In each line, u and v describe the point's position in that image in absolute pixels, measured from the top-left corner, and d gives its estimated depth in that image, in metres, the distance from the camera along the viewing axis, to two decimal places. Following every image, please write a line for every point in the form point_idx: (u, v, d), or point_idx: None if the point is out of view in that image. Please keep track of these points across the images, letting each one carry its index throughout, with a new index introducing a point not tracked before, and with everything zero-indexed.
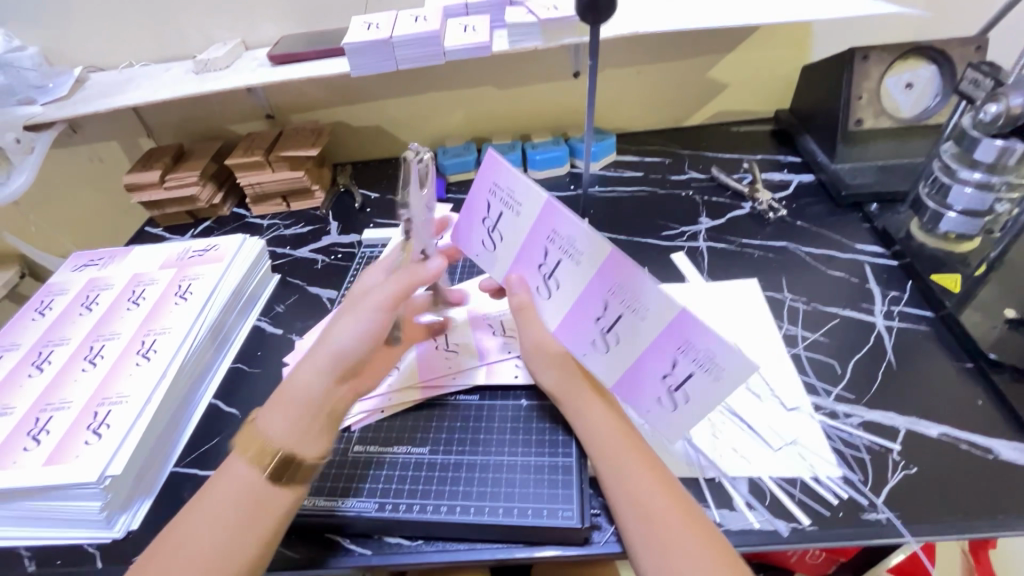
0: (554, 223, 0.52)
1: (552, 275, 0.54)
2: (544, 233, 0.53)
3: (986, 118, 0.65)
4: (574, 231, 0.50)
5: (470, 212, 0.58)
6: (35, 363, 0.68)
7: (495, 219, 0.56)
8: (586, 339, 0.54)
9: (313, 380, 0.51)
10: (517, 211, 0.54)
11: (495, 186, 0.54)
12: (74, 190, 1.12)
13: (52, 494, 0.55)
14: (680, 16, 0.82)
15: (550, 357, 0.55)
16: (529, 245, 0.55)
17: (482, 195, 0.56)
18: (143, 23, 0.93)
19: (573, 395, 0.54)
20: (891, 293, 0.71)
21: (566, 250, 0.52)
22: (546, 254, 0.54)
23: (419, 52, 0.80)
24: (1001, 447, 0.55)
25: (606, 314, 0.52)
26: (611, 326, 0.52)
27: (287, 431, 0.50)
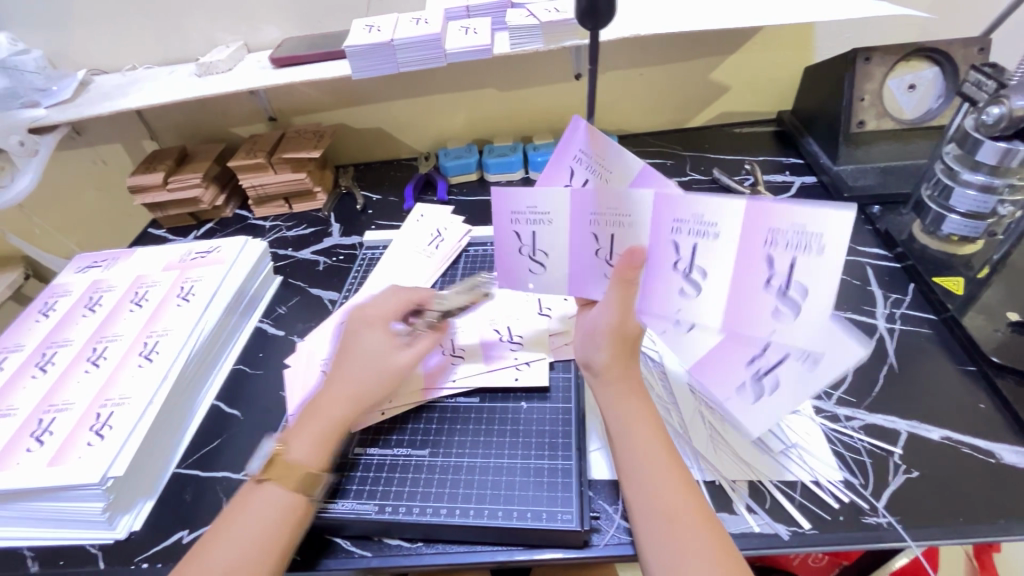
0: (592, 203, 0.53)
1: (612, 254, 0.55)
2: (585, 218, 0.54)
3: (987, 120, 0.64)
4: (692, 206, 0.48)
5: (503, 246, 0.60)
6: (38, 364, 0.69)
7: (530, 241, 0.58)
8: (668, 301, 0.53)
9: (336, 396, 0.55)
10: (548, 219, 0.56)
11: (516, 210, 0.57)
12: (78, 192, 1.13)
13: (55, 495, 0.56)
14: (681, 18, 0.82)
15: (620, 340, 0.52)
16: (577, 240, 0.56)
17: (507, 224, 0.58)
18: (146, 26, 0.93)
19: (620, 382, 0.52)
20: (893, 295, 0.71)
21: (615, 220, 0.52)
22: (597, 239, 0.54)
23: (420, 55, 0.80)
24: (1004, 451, 0.54)
25: (681, 255, 0.50)
26: (690, 265, 0.50)
27: (312, 446, 0.53)
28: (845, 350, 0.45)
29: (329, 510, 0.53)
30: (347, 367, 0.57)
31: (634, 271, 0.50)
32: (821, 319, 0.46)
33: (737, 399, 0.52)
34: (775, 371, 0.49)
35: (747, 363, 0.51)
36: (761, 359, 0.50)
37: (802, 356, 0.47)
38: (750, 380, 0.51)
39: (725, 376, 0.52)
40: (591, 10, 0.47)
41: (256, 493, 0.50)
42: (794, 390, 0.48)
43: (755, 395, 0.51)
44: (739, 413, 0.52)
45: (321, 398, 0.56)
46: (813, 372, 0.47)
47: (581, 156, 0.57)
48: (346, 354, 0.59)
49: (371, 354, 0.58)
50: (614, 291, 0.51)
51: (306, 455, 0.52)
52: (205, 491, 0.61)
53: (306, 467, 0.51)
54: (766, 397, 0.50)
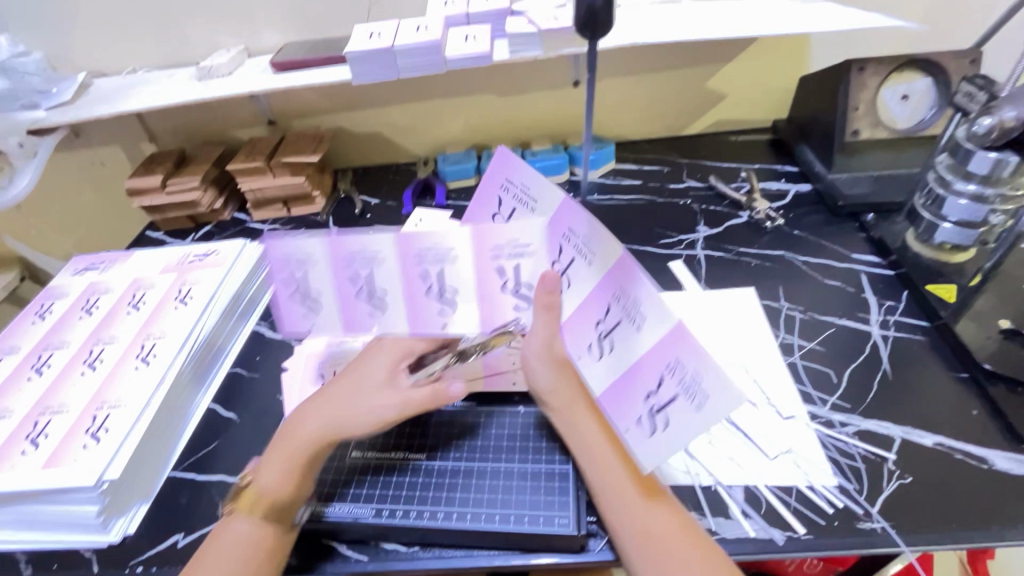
0: (492, 237, 0.52)
1: (520, 285, 0.54)
2: (489, 253, 0.53)
3: (980, 130, 0.65)
4: (587, 228, 0.48)
5: (277, 297, 0.55)
6: (35, 366, 0.68)
7: (302, 285, 0.54)
8: (582, 327, 0.53)
9: (313, 422, 0.53)
10: (313, 263, 0.54)
11: (282, 256, 0.53)
12: (75, 194, 1.13)
13: (49, 498, 0.55)
14: (678, 27, 0.83)
15: (553, 359, 0.52)
16: (482, 278, 0.53)
17: (275, 271, 0.54)
18: (146, 28, 0.94)
19: (569, 405, 0.52)
20: (887, 302, 0.72)
21: (515, 251, 0.53)
22: (502, 272, 0.53)
23: (420, 61, 0.81)
24: (996, 457, 0.55)
25: (560, 258, 0.52)
26: (565, 271, 0.52)
27: (275, 480, 0.51)
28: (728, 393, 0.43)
29: (345, 514, 0.53)
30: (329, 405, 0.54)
31: (552, 295, 0.50)
32: (697, 364, 0.44)
33: (636, 432, 0.50)
34: (667, 409, 0.47)
35: (647, 399, 0.49)
36: (655, 396, 0.48)
37: (689, 398, 0.45)
38: (646, 413, 0.49)
39: (627, 408, 0.50)
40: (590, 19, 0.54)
41: (232, 523, 0.50)
42: (683, 429, 0.46)
43: (650, 430, 0.48)
44: (637, 448, 0.50)
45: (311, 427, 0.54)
46: (699, 414, 0.44)
47: (509, 185, 0.55)
48: (343, 381, 0.56)
49: (362, 389, 0.54)
50: (541, 317, 0.51)
51: (271, 488, 0.51)
52: (201, 495, 0.61)
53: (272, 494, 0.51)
54: (660, 432, 0.48)
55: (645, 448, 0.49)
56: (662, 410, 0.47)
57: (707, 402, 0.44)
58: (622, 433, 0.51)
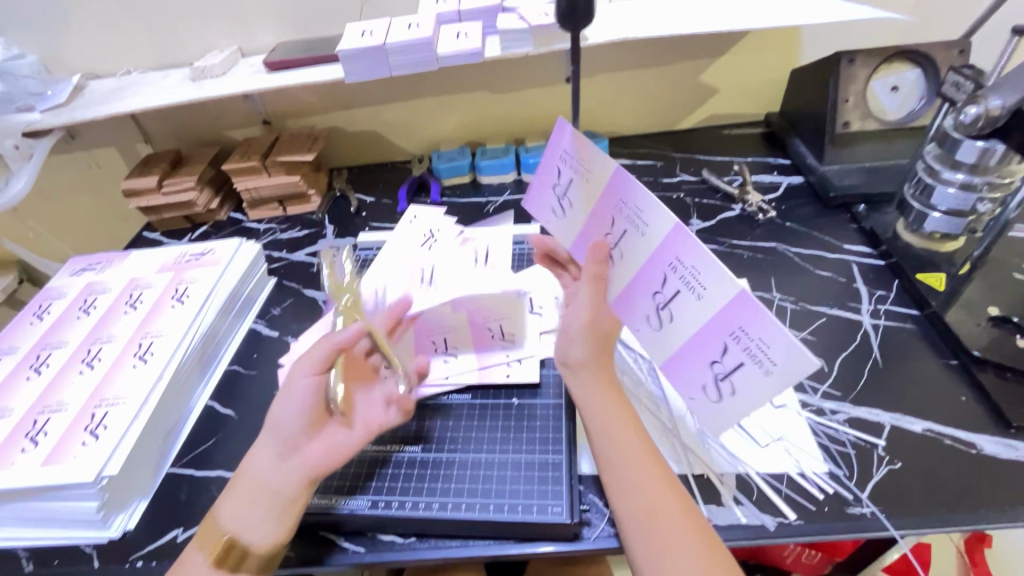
0: (560, 140, 0.57)
1: (565, 194, 0.59)
2: (540, 221, 0.58)
3: (966, 120, 0.64)
4: (643, 202, 0.49)
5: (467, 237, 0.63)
6: (33, 366, 0.69)
7: None
8: (637, 302, 0.54)
9: (260, 462, 0.51)
10: None
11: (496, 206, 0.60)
12: (72, 197, 1.14)
13: (49, 495, 0.56)
14: (668, 22, 0.84)
15: (593, 332, 0.54)
16: (545, 168, 0.61)
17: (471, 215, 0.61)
18: (140, 30, 0.94)
19: (586, 378, 0.54)
20: (878, 292, 0.72)
21: (563, 218, 0.57)
22: (558, 173, 0.59)
23: (412, 58, 0.81)
24: (985, 442, 0.55)
25: (614, 231, 0.54)
26: (617, 243, 0.54)
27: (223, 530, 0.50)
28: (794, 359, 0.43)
29: (342, 507, 0.54)
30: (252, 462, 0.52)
31: (599, 265, 0.55)
32: (761, 333, 0.44)
33: (702, 399, 0.51)
34: (732, 376, 0.48)
35: (710, 366, 0.49)
36: (720, 363, 0.48)
37: (756, 364, 0.45)
38: (711, 381, 0.50)
39: (690, 375, 0.52)
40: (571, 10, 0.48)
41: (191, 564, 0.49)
42: (750, 394, 0.47)
43: (717, 397, 0.50)
44: (704, 412, 0.52)
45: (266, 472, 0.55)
46: (766, 380, 0.45)
47: (565, 155, 0.57)
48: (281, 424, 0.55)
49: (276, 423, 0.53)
50: (588, 288, 0.55)
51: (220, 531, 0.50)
52: (200, 490, 0.61)
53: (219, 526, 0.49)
54: (727, 399, 0.49)
55: (711, 414, 0.51)
56: (727, 377, 0.48)
57: (770, 372, 0.45)
58: (688, 400, 0.53)
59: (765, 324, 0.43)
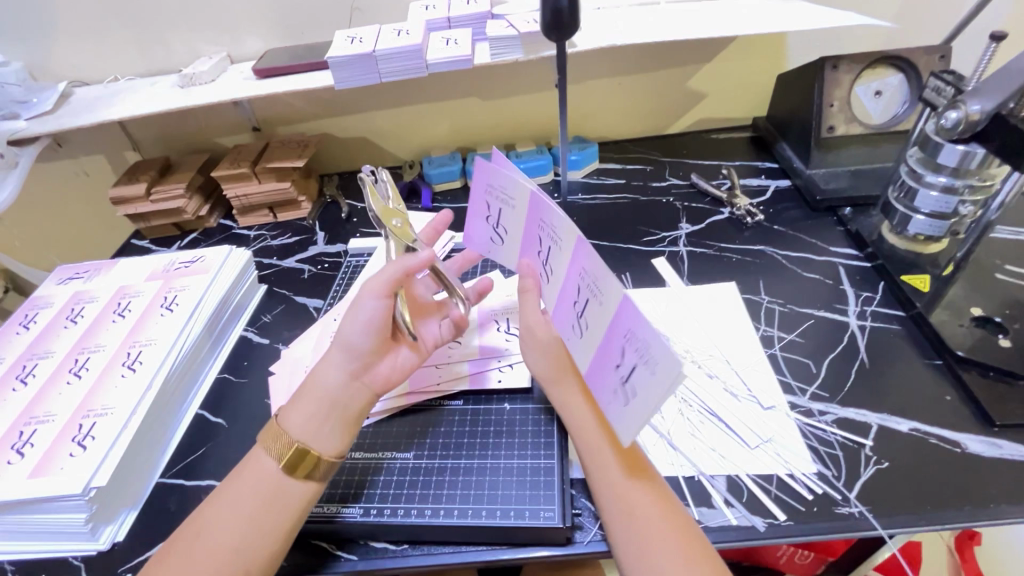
0: (488, 175, 0.59)
1: (499, 225, 0.61)
2: (482, 218, 0.63)
3: (946, 124, 0.65)
4: (552, 216, 0.51)
5: (475, 212, 0.63)
6: (19, 376, 0.68)
7: (496, 214, 0.60)
8: (567, 318, 0.53)
9: (332, 372, 0.54)
10: (512, 203, 0.57)
11: (491, 186, 0.59)
12: (58, 205, 1.12)
13: (35, 507, 0.55)
14: (655, 29, 0.85)
15: (541, 343, 0.56)
16: (475, 204, 0.62)
17: (482, 193, 0.61)
18: (128, 37, 0.94)
19: (558, 383, 0.55)
20: (864, 294, 0.73)
21: (499, 225, 0.61)
22: (489, 206, 0.61)
23: (402, 65, 0.82)
24: (969, 441, 0.56)
25: (542, 246, 0.56)
26: (547, 258, 0.56)
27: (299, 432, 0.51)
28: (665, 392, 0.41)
29: (333, 515, 0.54)
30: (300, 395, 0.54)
31: (529, 279, 0.57)
32: (646, 336, 0.42)
33: (615, 405, 0.48)
34: (632, 377, 0.44)
35: (619, 370, 0.46)
36: (624, 366, 0.46)
37: (645, 366, 0.43)
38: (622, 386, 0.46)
39: (606, 384, 0.48)
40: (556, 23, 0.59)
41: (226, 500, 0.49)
42: (648, 410, 0.48)
43: (634, 409, 0.51)
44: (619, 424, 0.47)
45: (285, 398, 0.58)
46: (653, 383, 0.42)
47: (491, 189, 0.59)
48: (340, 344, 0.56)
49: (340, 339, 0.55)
50: (520, 300, 0.58)
51: (293, 429, 0.51)
52: (190, 500, 0.61)
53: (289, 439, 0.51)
54: (631, 404, 0.45)
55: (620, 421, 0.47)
56: (631, 377, 0.44)
57: (639, 394, 0.44)
58: (609, 409, 0.49)
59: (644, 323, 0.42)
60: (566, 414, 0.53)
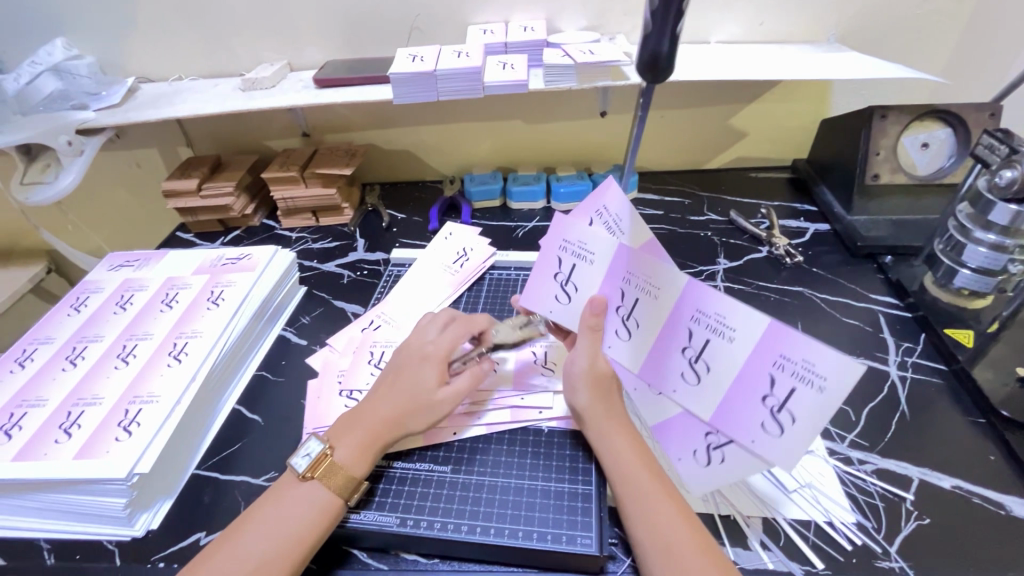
0: (566, 231, 0.58)
1: (568, 280, 0.59)
2: (557, 243, 0.59)
3: (1001, 182, 0.69)
4: (642, 267, 0.53)
5: (542, 269, 0.61)
6: (69, 357, 0.70)
7: (568, 271, 0.59)
8: (667, 377, 0.54)
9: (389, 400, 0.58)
10: (591, 258, 0.57)
11: (567, 240, 0.58)
12: (109, 193, 1.16)
13: (79, 488, 0.56)
14: (706, 68, 0.87)
15: (593, 379, 0.56)
16: (545, 258, 0.61)
17: (555, 250, 0.60)
18: (196, 39, 0.98)
19: (598, 422, 0.55)
20: (905, 344, 0.73)
21: (579, 253, 0.58)
22: (560, 263, 0.60)
23: (459, 86, 0.84)
24: (1014, 504, 0.55)
25: (624, 302, 0.56)
26: (629, 314, 0.56)
27: (356, 453, 0.55)
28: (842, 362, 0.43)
29: (366, 523, 0.54)
30: (398, 387, 0.59)
31: (599, 318, 0.56)
32: (803, 348, 0.45)
33: (691, 462, 0.53)
34: (789, 406, 0.46)
35: (763, 403, 0.48)
36: (772, 396, 0.47)
37: (807, 384, 0.45)
38: (767, 418, 0.48)
39: (742, 420, 0.49)
40: (653, 63, 0.43)
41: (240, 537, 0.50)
42: (743, 466, 0.50)
43: (706, 462, 0.52)
44: (769, 457, 0.48)
45: (425, 349, 0.61)
46: (824, 396, 0.44)
47: (566, 244, 0.59)
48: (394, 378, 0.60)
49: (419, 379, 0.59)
50: (585, 337, 0.57)
51: (350, 460, 0.54)
52: (224, 494, 0.62)
53: (350, 472, 0.54)
54: (789, 431, 0.46)
55: (699, 477, 0.52)
56: (783, 408, 0.46)
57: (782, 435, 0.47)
58: (747, 445, 0.49)
59: (798, 339, 0.44)
60: (602, 448, 0.54)
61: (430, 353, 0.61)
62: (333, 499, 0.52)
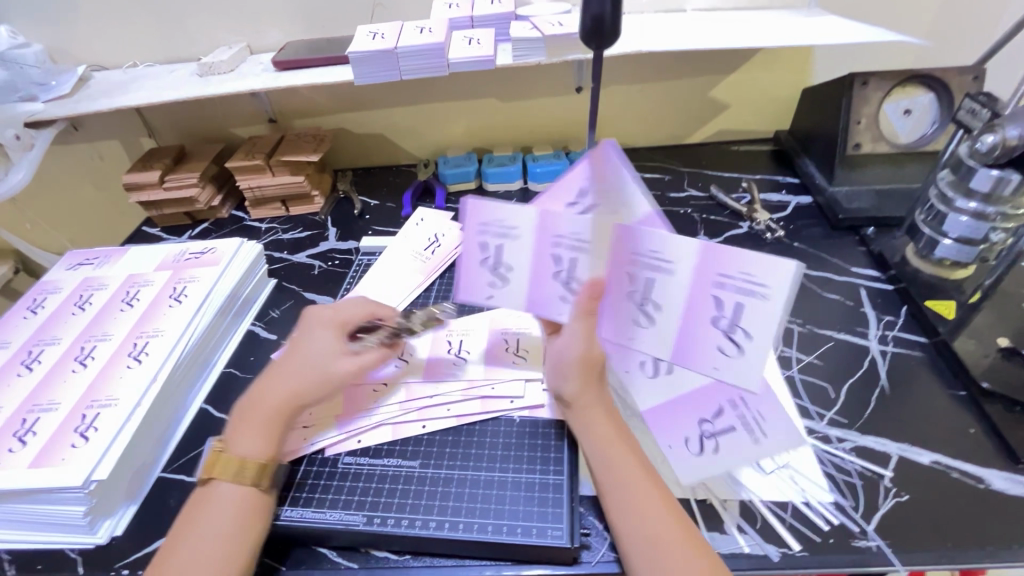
0: (559, 224, 0.53)
1: (498, 265, 0.57)
2: (549, 239, 0.54)
3: (982, 148, 0.64)
4: (660, 241, 0.50)
5: (468, 261, 0.58)
6: (25, 362, 0.68)
7: (495, 254, 0.57)
8: (701, 355, 0.52)
9: (282, 381, 0.56)
10: (590, 246, 0.53)
11: (486, 223, 0.55)
12: (71, 188, 1.12)
13: (36, 497, 0.55)
14: (682, 36, 0.83)
15: (583, 367, 0.53)
16: (539, 261, 0.55)
17: (475, 237, 0.56)
18: (148, 23, 0.93)
19: (583, 411, 0.53)
20: (885, 318, 0.72)
21: (575, 244, 0.53)
22: (559, 260, 0.55)
23: (423, 64, 0.80)
24: (993, 477, 0.54)
25: (634, 285, 0.53)
26: (644, 297, 0.53)
27: (258, 440, 0.53)
28: (777, 268, 0.46)
29: (333, 522, 0.52)
30: (292, 362, 0.57)
31: (594, 302, 0.53)
32: (738, 264, 0.48)
33: (682, 449, 0.56)
34: (739, 324, 0.49)
35: (715, 325, 0.50)
36: (722, 318, 0.50)
37: (751, 297, 0.48)
38: (722, 340, 0.50)
39: (700, 354, 0.52)
40: (596, 29, 0.42)
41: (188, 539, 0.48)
42: (738, 452, 0.54)
43: (699, 451, 0.55)
44: None
45: (323, 315, 0.61)
46: (765, 305, 0.47)
47: (558, 239, 0.54)
48: (292, 352, 0.59)
49: (314, 356, 0.57)
50: (578, 322, 0.54)
51: (252, 448, 0.53)
52: (190, 496, 0.60)
53: (257, 459, 0.52)
54: (746, 350, 0.49)
55: (688, 465, 0.55)
56: (735, 326, 0.49)
57: (767, 435, 0.54)
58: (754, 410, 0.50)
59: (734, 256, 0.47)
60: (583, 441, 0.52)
61: (325, 323, 0.60)
62: (251, 490, 0.51)
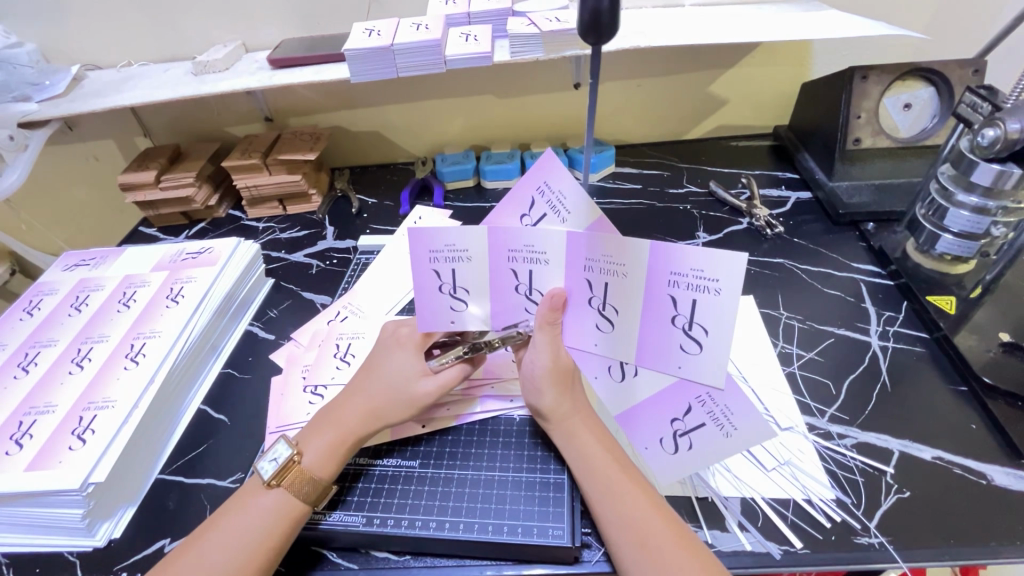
0: (509, 240, 0.50)
1: (456, 288, 0.54)
2: (503, 255, 0.51)
3: (982, 142, 0.63)
4: (602, 246, 0.47)
5: (421, 288, 0.54)
6: (21, 364, 0.67)
7: (451, 278, 0.53)
8: (662, 358, 0.51)
9: (359, 398, 0.56)
10: (547, 258, 0.50)
11: (435, 249, 0.52)
12: (67, 189, 1.12)
13: (32, 501, 0.54)
14: (680, 31, 0.82)
15: (556, 378, 0.53)
16: (498, 278, 0.53)
17: (425, 265, 0.52)
18: (141, 21, 0.92)
19: (565, 420, 0.53)
20: (886, 313, 0.71)
21: (531, 257, 0.51)
22: (516, 275, 0.52)
23: (419, 61, 0.80)
24: (995, 473, 0.54)
25: (595, 292, 0.50)
26: (604, 302, 0.51)
27: (322, 455, 0.53)
28: (728, 262, 0.44)
29: (333, 522, 0.52)
30: (372, 380, 0.57)
31: (558, 312, 0.52)
32: (691, 260, 0.45)
33: (658, 450, 0.54)
34: (697, 320, 0.47)
35: (675, 323, 0.49)
36: (679, 316, 0.48)
37: (703, 292, 0.46)
38: (683, 337, 0.49)
39: (665, 349, 0.50)
40: (595, 22, 0.41)
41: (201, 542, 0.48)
42: (710, 448, 0.51)
43: (673, 450, 0.53)
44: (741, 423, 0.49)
45: (399, 334, 0.60)
46: (721, 298, 0.46)
47: (513, 254, 0.51)
48: (368, 371, 0.58)
49: (394, 374, 0.56)
50: (543, 334, 0.52)
51: (316, 462, 0.52)
52: (189, 497, 0.60)
53: (314, 472, 0.52)
54: (706, 343, 0.48)
55: (665, 465, 0.53)
56: (693, 322, 0.48)
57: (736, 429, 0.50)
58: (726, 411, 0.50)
59: (686, 253, 0.45)
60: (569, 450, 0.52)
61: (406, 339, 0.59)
62: (298, 503, 0.50)
